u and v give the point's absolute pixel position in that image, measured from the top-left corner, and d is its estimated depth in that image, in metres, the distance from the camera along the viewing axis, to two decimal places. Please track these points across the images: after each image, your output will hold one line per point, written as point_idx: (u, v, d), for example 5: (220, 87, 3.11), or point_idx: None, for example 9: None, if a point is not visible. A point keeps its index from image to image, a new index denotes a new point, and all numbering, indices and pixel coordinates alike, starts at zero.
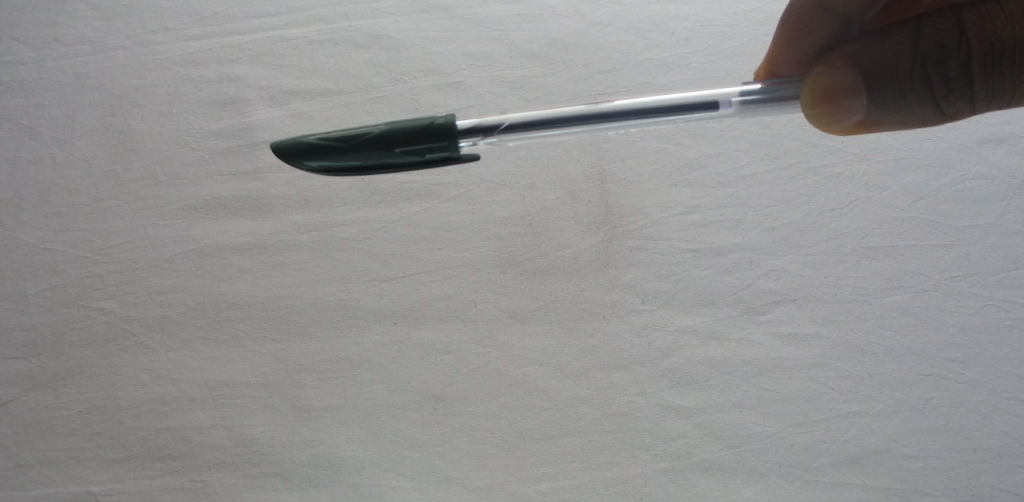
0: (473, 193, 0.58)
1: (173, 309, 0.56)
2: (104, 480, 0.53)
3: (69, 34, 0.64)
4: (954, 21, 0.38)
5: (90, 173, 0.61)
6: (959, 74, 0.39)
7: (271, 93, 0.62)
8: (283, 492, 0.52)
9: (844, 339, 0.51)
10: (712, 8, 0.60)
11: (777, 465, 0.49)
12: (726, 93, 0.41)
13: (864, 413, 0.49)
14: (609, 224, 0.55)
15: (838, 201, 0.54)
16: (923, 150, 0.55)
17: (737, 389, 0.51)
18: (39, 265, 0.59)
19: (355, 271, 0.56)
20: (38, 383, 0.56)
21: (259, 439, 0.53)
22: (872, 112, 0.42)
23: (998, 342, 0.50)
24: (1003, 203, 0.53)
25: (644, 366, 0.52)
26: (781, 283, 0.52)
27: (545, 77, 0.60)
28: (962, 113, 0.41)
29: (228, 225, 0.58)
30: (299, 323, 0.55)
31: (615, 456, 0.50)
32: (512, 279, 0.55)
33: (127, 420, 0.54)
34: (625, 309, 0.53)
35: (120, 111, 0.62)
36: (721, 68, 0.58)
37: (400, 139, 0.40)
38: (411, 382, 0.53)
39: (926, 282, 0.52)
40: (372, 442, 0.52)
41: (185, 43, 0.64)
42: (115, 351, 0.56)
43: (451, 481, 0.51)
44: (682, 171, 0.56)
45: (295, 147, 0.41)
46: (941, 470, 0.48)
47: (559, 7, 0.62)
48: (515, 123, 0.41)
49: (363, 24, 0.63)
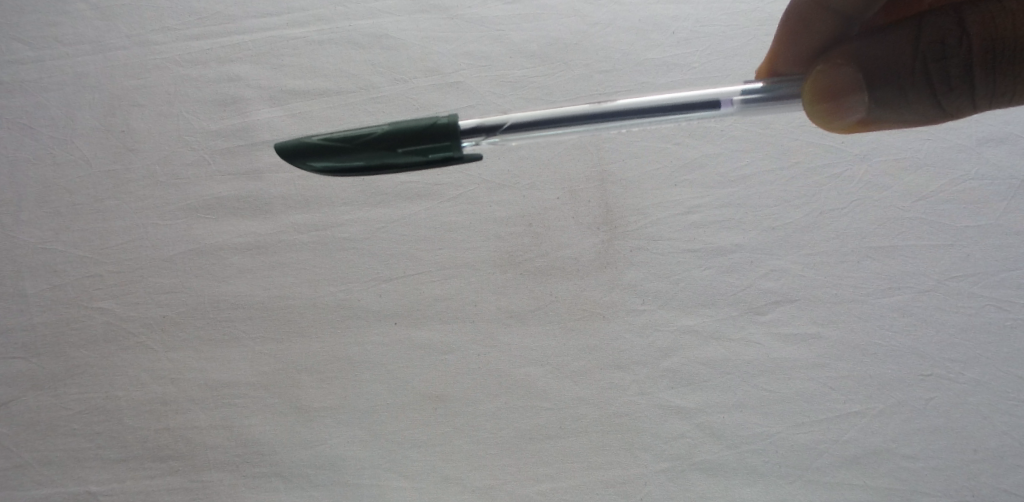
0: (473, 193, 0.58)
1: (173, 309, 0.56)
2: (104, 480, 0.53)
3: (69, 34, 0.64)
4: (955, 20, 0.38)
5: (90, 173, 0.61)
6: (959, 72, 0.39)
7: (270, 92, 0.62)
8: (283, 491, 0.52)
9: (844, 339, 0.51)
10: (713, 7, 0.60)
11: (778, 465, 0.49)
12: (727, 92, 0.41)
13: (864, 413, 0.49)
14: (609, 224, 0.55)
15: (838, 201, 0.54)
16: (923, 150, 0.55)
17: (737, 389, 0.51)
18: (39, 265, 0.58)
19: (355, 271, 0.56)
20: (38, 383, 0.56)
21: (259, 439, 0.53)
22: (873, 109, 0.42)
23: (998, 343, 0.50)
24: (1003, 203, 0.53)
25: (644, 367, 0.52)
26: (781, 283, 0.52)
27: (545, 77, 0.60)
28: (962, 112, 0.41)
29: (228, 225, 0.58)
30: (299, 323, 0.55)
31: (615, 456, 0.50)
32: (512, 279, 0.55)
33: (127, 420, 0.54)
34: (625, 309, 0.53)
35: (120, 111, 0.62)
36: (721, 68, 0.58)
37: (403, 139, 0.40)
38: (411, 382, 0.53)
39: (926, 282, 0.52)
40: (372, 443, 0.52)
41: (185, 43, 0.64)
42: (115, 351, 0.56)
43: (451, 481, 0.51)
44: (682, 171, 0.56)
45: (298, 148, 0.41)
46: (941, 470, 0.48)
47: (559, 6, 0.62)
48: (517, 123, 0.41)
49: (363, 24, 0.63)
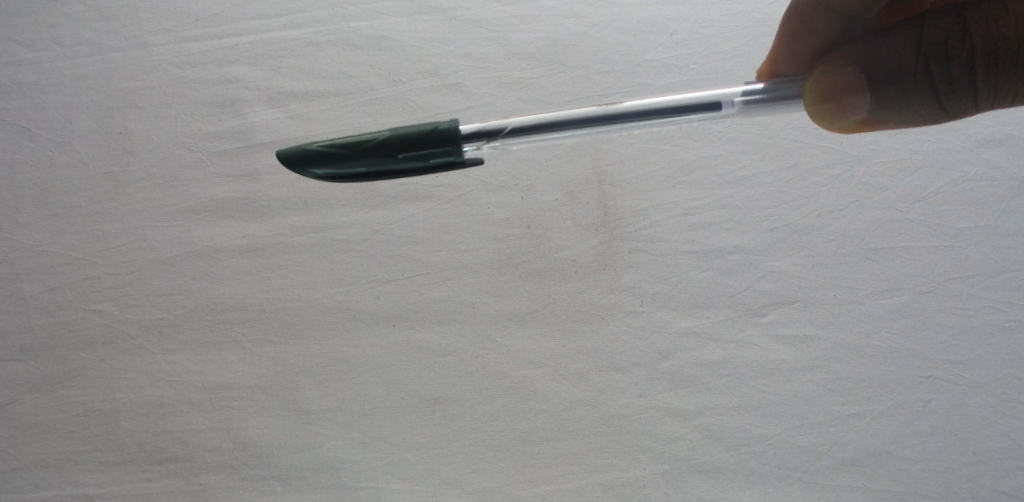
0: (472, 195, 0.58)
1: (172, 311, 0.56)
2: (102, 483, 0.53)
3: (68, 36, 0.64)
4: (957, 20, 0.38)
5: (89, 174, 0.61)
6: (962, 72, 0.39)
7: (269, 94, 0.62)
8: (282, 493, 0.52)
9: (843, 341, 0.51)
10: (712, 9, 0.60)
11: (777, 468, 0.49)
12: (728, 94, 0.41)
13: (864, 414, 0.49)
14: (608, 225, 0.55)
15: (838, 202, 0.54)
16: (923, 151, 0.55)
17: (736, 391, 0.51)
18: (38, 267, 0.58)
19: (354, 273, 0.56)
20: (37, 386, 0.55)
21: (258, 441, 0.53)
22: (876, 110, 0.41)
23: (997, 344, 0.50)
24: (1003, 204, 0.53)
25: (643, 368, 0.52)
26: (780, 284, 0.52)
27: (545, 78, 0.60)
28: (964, 113, 0.41)
29: (227, 226, 0.58)
30: (298, 325, 0.55)
31: (615, 458, 0.50)
32: (511, 281, 0.55)
33: (127, 422, 0.54)
34: (624, 311, 0.53)
35: (119, 112, 0.62)
36: (720, 69, 0.58)
37: (405, 144, 0.40)
38: (411, 384, 0.53)
39: (927, 283, 0.51)
40: (371, 445, 0.52)
41: (185, 44, 0.64)
42: (113, 353, 0.56)
43: (451, 483, 0.51)
44: (681, 173, 0.56)
45: (301, 155, 0.41)
46: (941, 472, 0.47)
47: (558, 7, 0.62)
48: (518, 127, 0.41)
49: (362, 25, 0.63)
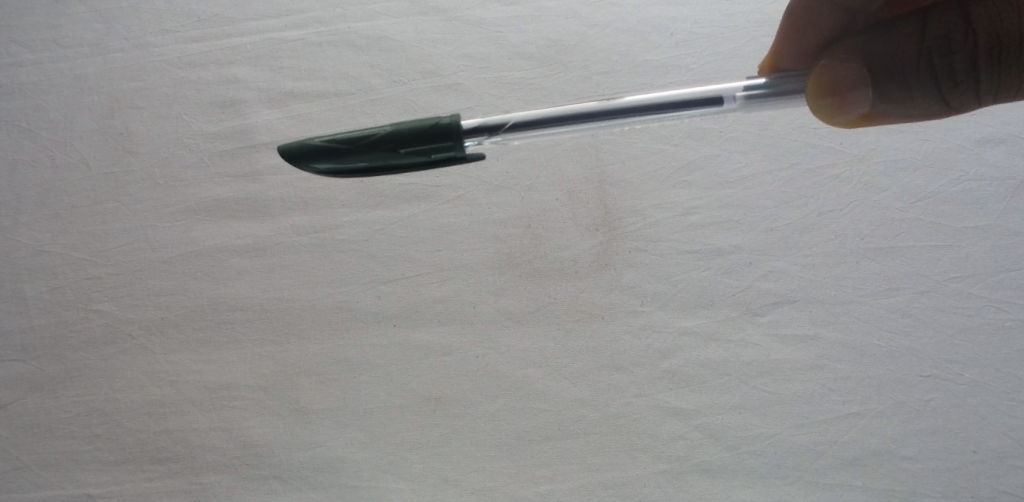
0: (473, 195, 0.58)
1: (173, 310, 0.56)
2: (104, 483, 0.53)
3: (68, 37, 0.65)
4: (960, 16, 0.38)
5: (90, 175, 0.61)
6: (965, 67, 0.39)
7: (270, 94, 0.62)
8: (282, 493, 0.52)
9: (843, 340, 0.51)
10: (712, 9, 0.60)
11: (777, 466, 0.49)
12: (729, 89, 0.41)
13: (864, 414, 0.49)
14: (608, 224, 0.55)
15: (838, 201, 0.54)
16: (923, 150, 0.55)
17: (736, 391, 0.51)
18: (38, 268, 0.59)
19: (354, 273, 0.56)
20: (38, 386, 0.56)
21: (259, 440, 0.53)
22: (878, 104, 0.41)
23: (997, 343, 0.50)
24: (1003, 203, 0.53)
25: (644, 367, 0.52)
26: (781, 284, 0.52)
27: (545, 78, 0.60)
28: (965, 108, 0.41)
29: (228, 226, 0.58)
30: (299, 324, 0.55)
31: (615, 458, 0.50)
32: (511, 281, 0.55)
33: (127, 422, 0.54)
34: (623, 311, 0.53)
35: (119, 113, 0.62)
36: (720, 68, 0.58)
37: (406, 140, 0.40)
38: (411, 383, 0.53)
39: (927, 282, 0.51)
40: (372, 445, 0.52)
41: (185, 45, 0.64)
42: (114, 353, 0.56)
43: (451, 483, 0.51)
44: (681, 172, 0.56)
45: (302, 150, 0.41)
46: (940, 472, 0.47)
47: (559, 7, 0.62)
48: (520, 123, 0.41)
49: (362, 26, 0.63)
